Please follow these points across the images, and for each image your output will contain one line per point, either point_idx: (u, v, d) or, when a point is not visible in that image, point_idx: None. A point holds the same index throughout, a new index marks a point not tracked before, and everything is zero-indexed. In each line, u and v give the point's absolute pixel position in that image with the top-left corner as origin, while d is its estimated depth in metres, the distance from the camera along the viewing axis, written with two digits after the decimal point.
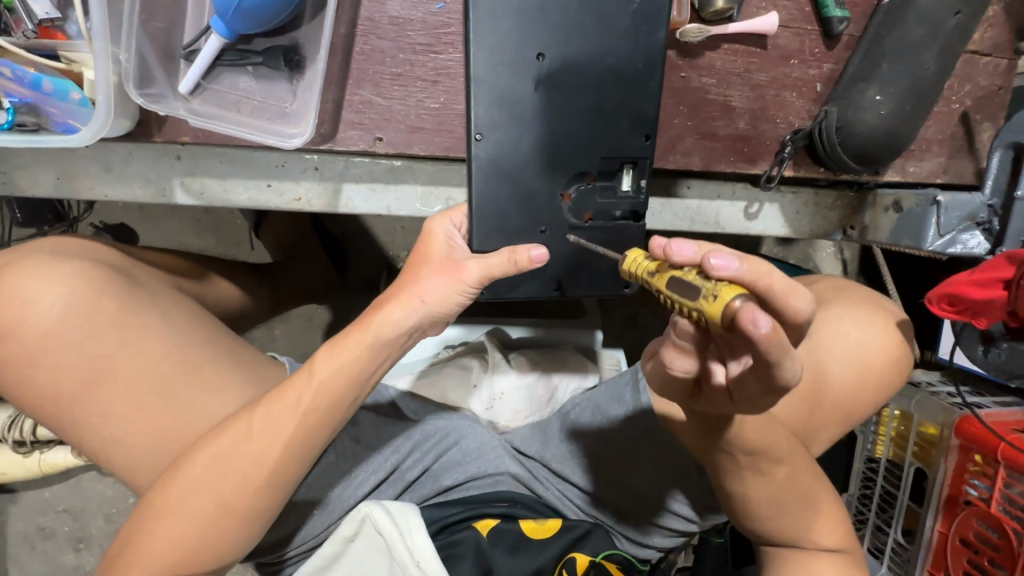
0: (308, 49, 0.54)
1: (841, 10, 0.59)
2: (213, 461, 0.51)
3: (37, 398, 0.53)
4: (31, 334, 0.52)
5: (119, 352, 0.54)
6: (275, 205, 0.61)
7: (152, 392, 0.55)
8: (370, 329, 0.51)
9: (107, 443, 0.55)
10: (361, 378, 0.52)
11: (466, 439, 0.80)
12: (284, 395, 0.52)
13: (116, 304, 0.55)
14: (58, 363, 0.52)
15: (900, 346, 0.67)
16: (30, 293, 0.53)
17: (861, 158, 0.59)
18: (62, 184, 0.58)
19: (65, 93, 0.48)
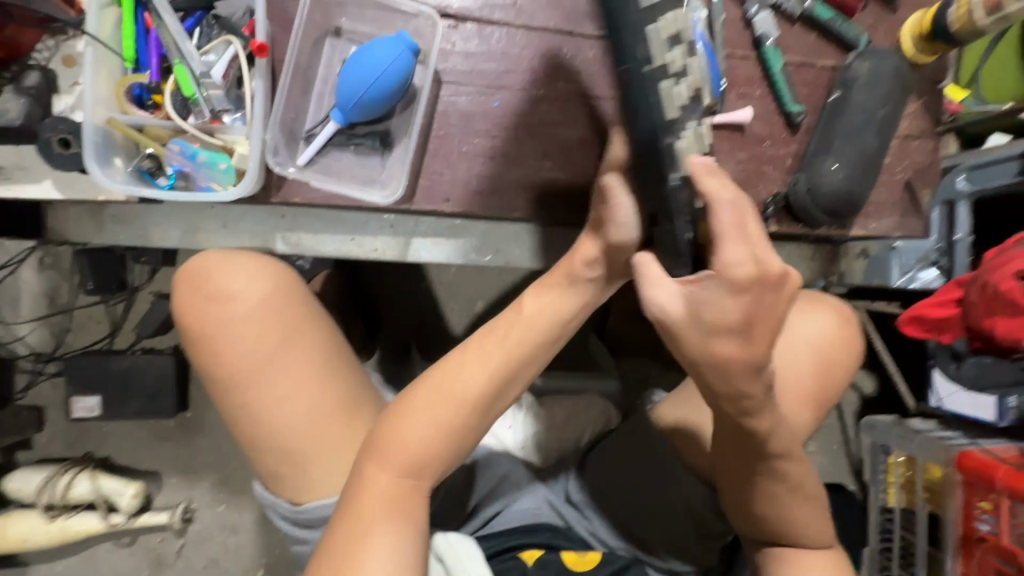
0: (397, 134, 0.70)
1: (797, 106, 0.77)
2: (418, 407, 0.63)
3: (239, 363, 0.62)
4: (236, 314, 0.62)
5: (298, 335, 0.64)
6: (356, 255, 0.74)
7: (334, 363, 0.66)
8: (526, 316, 0.65)
9: (291, 405, 0.63)
10: (521, 359, 0.64)
11: (512, 472, 0.87)
12: (454, 372, 0.63)
13: (304, 299, 0.67)
14: (256, 339, 0.63)
15: (844, 328, 0.81)
16: (246, 273, 0.64)
17: (829, 213, 0.74)
18: (186, 237, 0.71)
19: (214, 163, 0.62)
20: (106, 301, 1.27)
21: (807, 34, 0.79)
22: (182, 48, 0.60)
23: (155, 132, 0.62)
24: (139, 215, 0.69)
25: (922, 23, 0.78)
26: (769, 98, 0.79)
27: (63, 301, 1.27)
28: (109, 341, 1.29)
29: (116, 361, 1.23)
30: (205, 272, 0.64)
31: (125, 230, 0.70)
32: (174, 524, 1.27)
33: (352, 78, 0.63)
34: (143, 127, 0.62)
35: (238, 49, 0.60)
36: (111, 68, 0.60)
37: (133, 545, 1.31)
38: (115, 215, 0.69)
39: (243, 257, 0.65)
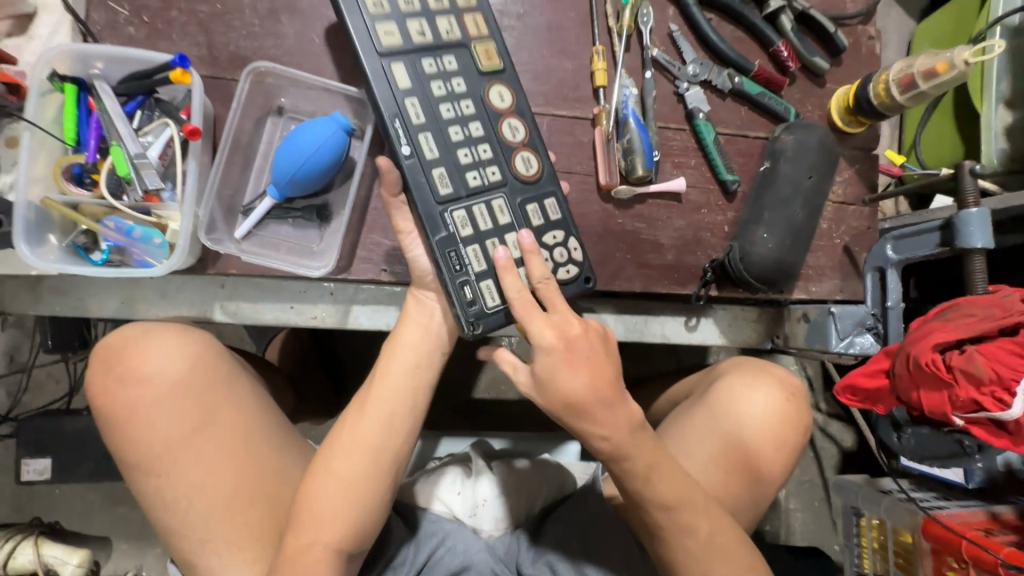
0: (336, 206, 0.71)
1: (731, 175, 0.80)
2: (325, 468, 0.64)
3: (148, 444, 0.62)
4: (152, 392, 0.63)
5: (213, 408, 0.65)
6: (295, 322, 0.74)
7: (245, 433, 0.66)
8: (396, 365, 0.68)
9: (203, 483, 0.63)
10: (411, 403, 0.68)
11: (452, 540, 0.85)
12: (354, 424, 0.66)
13: (220, 371, 0.68)
14: (170, 417, 0.63)
15: (789, 403, 0.81)
16: (157, 350, 0.64)
17: (765, 280, 0.75)
18: (123, 307, 0.71)
19: (149, 238, 0.64)
20: (66, 360, 1.26)
21: (739, 108, 0.82)
22: (119, 132, 0.62)
23: (89, 209, 0.63)
24: (77, 286, 0.70)
25: (847, 97, 0.81)
26: (704, 168, 0.81)
27: (21, 360, 1.26)
28: (67, 400, 1.27)
29: (71, 421, 1.21)
30: (120, 349, 0.64)
31: (63, 301, 0.70)
32: None
33: (286, 157, 0.66)
34: (78, 204, 0.63)
35: (173, 131, 0.62)
36: (52, 149, 0.63)
37: None
38: (53, 286, 0.70)
39: (164, 333, 0.66)
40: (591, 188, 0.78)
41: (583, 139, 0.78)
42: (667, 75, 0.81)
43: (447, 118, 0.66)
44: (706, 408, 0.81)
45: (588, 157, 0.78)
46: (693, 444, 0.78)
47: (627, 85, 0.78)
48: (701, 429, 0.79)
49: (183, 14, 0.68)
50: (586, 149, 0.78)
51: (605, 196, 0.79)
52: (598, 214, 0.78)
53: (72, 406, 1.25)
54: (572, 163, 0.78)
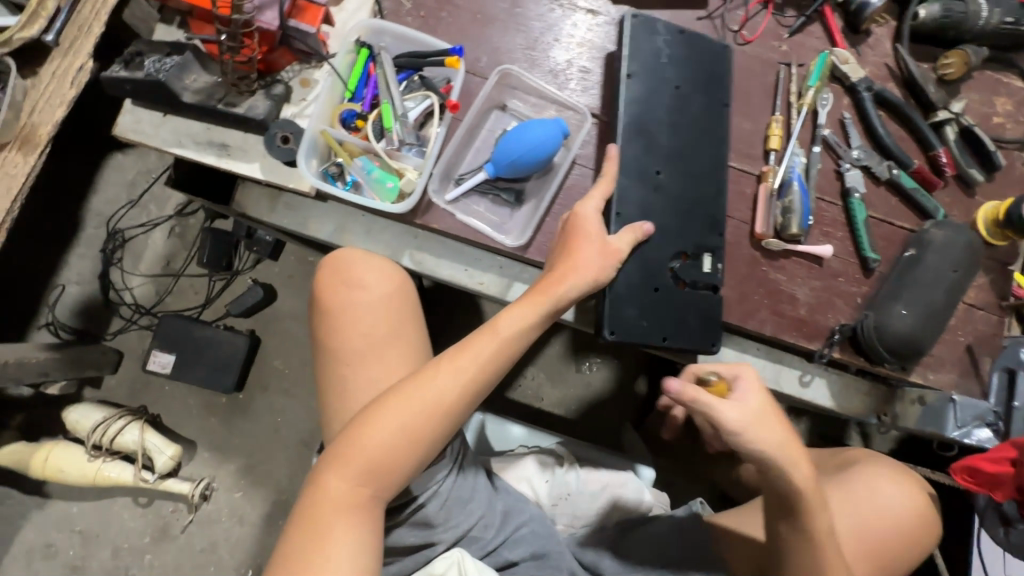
0: (529, 195, 0.83)
1: (874, 253, 0.87)
2: (407, 402, 0.67)
3: (331, 323, 0.73)
4: (362, 302, 0.72)
5: (394, 333, 0.73)
6: (464, 283, 0.85)
7: (389, 344, 0.73)
8: (499, 338, 0.70)
9: (352, 369, 0.72)
10: (485, 378, 0.70)
11: (536, 520, 0.90)
12: (432, 379, 0.68)
13: (409, 298, 0.75)
14: (367, 322, 0.72)
15: (919, 503, 0.85)
16: (368, 264, 0.74)
17: (894, 353, 0.80)
18: (335, 233, 0.84)
19: (386, 181, 0.77)
20: (210, 276, 1.42)
21: (891, 197, 0.90)
22: (391, 92, 0.77)
23: (350, 147, 0.77)
24: (305, 206, 0.84)
25: (997, 212, 0.87)
26: (848, 242, 0.89)
27: (173, 267, 1.43)
28: (198, 311, 1.42)
29: (201, 329, 1.35)
30: (345, 258, 0.75)
31: (291, 216, 0.84)
32: (192, 496, 1.31)
33: (511, 144, 0.78)
34: (343, 142, 0.77)
35: (435, 101, 0.77)
36: (335, 93, 0.78)
37: (147, 506, 1.34)
38: (288, 203, 0.84)
39: (376, 257, 0.75)
40: (744, 234, 0.87)
41: (746, 191, 0.88)
42: (831, 153, 0.90)
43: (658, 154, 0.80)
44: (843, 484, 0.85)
45: (747, 207, 0.87)
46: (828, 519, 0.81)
47: (798, 154, 0.87)
48: (844, 508, 0.82)
49: (451, 18, 0.85)
50: (747, 199, 0.88)
51: (755, 244, 0.87)
52: (746, 258, 0.87)
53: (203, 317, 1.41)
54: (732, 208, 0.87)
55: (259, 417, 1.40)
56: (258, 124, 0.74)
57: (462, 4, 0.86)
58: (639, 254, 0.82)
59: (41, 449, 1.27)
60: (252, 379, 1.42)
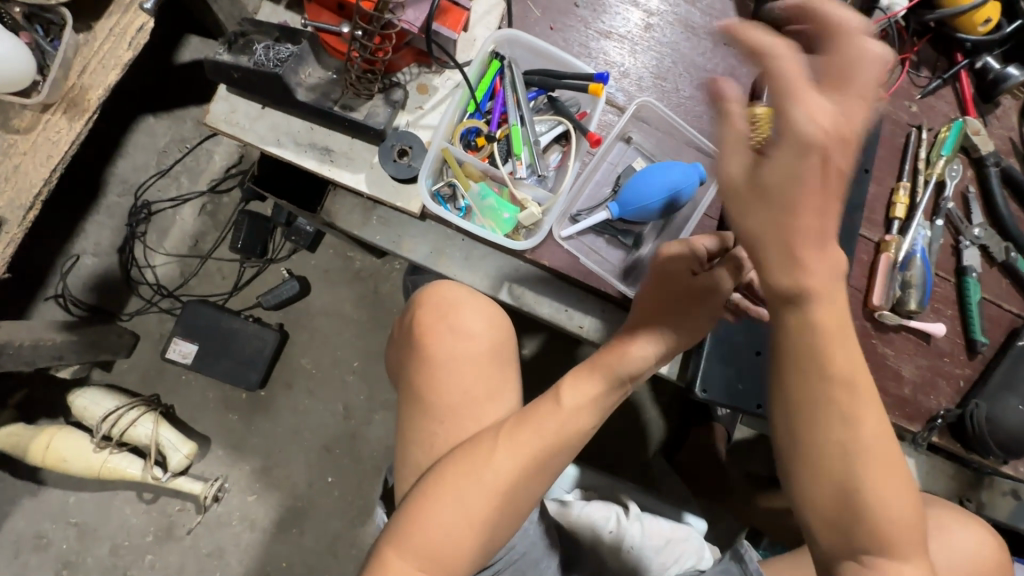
0: (646, 239, 0.77)
1: (983, 337, 0.84)
2: (487, 467, 0.59)
3: (426, 369, 0.67)
4: (467, 350, 0.67)
5: (487, 396, 0.66)
6: (563, 325, 0.78)
7: (481, 401, 0.66)
8: (560, 414, 0.62)
9: (439, 421, 0.65)
10: (549, 459, 0.61)
11: None
12: (496, 455, 0.60)
13: (509, 352, 0.70)
14: (461, 368, 0.66)
15: (992, 551, 0.76)
16: (470, 308, 0.68)
17: (1001, 446, 0.78)
18: (430, 257, 0.76)
19: (504, 211, 0.71)
20: (241, 262, 1.32)
21: (1002, 278, 0.87)
22: (522, 115, 0.70)
23: (469, 169, 0.70)
24: (401, 224, 0.76)
25: None
26: (955, 321, 0.86)
27: (202, 247, 1.32)
28: (225, 298, 1.32)
29: (230, 319, 1.26)
30: (447, 296, 0.69)
31: (383, 232, 0.76)
32: (204, 498, 1.22)
33: (644, 185, 0.71)
34: (462, 162, 0.70)
35: (570, 131, 0.70)
36: (458, 107, 0.70)
37: (153, 503, 1.25)
38: (382, 218, 0.76)
39: (484, 301, 0.69)
40: (857, 302, 0.83)
41: (863, 257, 0.84)
42: (950, 227, 0.87)
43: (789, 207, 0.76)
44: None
45: (863, 274, 0.83)
46: None
47: (922, 226, 0.83)
48: None
49: (579, 35, 0.79)
50: (863, 266, 0.83)
51: (867, 314, 0.83)
52: (857, 329, 0.82)
53: (230, 305, 1.30)
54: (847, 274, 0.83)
55: (282, 418, 1.32)
56: (374, 132, 0.66)
57: (592, 23, 0.79)
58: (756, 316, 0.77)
59: (42, 435, 1.16)
60: (277, 376, 1.33)
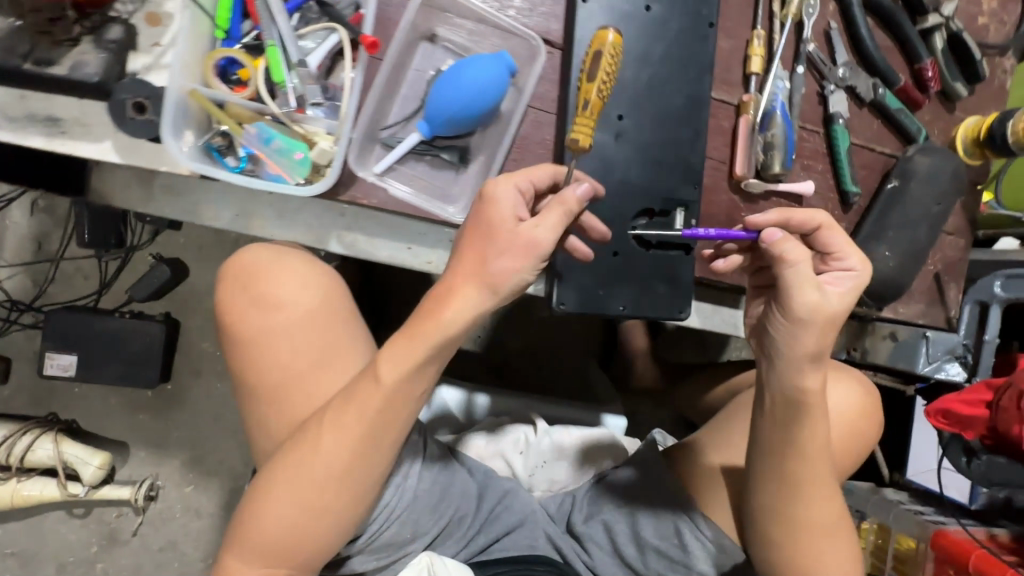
0: (475, 151, 0.68)
1: (855, 186, 0.80)
2: (314, 455, 0.55)
3: (244, 359, 0.59)
4: (280, 326, 0.58)
5: (319, 365, 0.58)
6: (409, 264, 0.72)
7: (310, 374, 0.58)
8: (377, 384, 0.54)
9: (268, 408, 0.58)
10: (383, 437, 0.56)
11: (512, 500, 0.88)
12: (322, 446, 0.55)
13: (340, 308, 0.61)
14: (280, 347, 0.58)
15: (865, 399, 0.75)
16: (275, 280, 0.59)
17: (873, 296, 0.76)
18: (237, 220, 0.67)
19: (292, 151, 0.60)
20: (99, 256, 1.19)
21: (874, 119, 0.82)
22: (280, 30, 0.57)
23: (235, 110, 0.58)
24: (191, 189, 0.65)
25: (978, 129, 0.82)
26: (828, 175, 0.81)
27: (48, 249, 1.18)
28: (94, 299, 1.21)
29: (103, 320, 1.16)
30: (249, 268, 0.60)
31: (172, 203, 0.66)
32: (135, 500, 1.19)
33: (447, 91, 0.62)
34: (223, 103, 0.58)
35: (341, 39, 0.57)
36: (201, 35, 0.57)
37: (86, 517, 1.22)
38: (167, 185, 0.65)
39: (300, 265, 0.61)
40: (722, 175, 0.77)
41: (723, 124, 0.77)
42: (815, 72, 0.80)
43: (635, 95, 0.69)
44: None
45: (725, 143, 0.77)
46: None
47: (780, 77, 0.76)
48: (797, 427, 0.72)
49: None
50: (725, 134, 0.77)
51: (735, 186, 0.77)
52: (726, 203, 0.77)
53: (101, 306, 1.19)
54: (709, 146, 0.76)
55: (196, 407, 1.26)
56: (94, 87, 0.54)
57: None
58: (608, 212, 0.71)
59: None
60: (179, 367, 1.26)
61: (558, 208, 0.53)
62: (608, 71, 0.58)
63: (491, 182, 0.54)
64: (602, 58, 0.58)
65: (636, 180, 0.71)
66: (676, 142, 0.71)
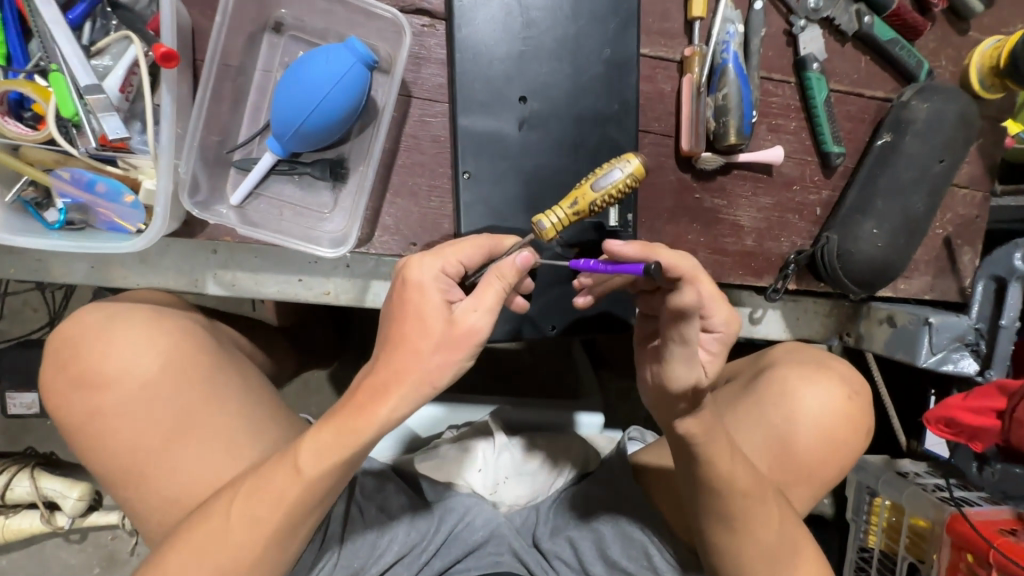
0: (353, 161, 0.57)
1: (837, 146, 0.65)
2: (209, 547, 0.46)
3: (103, 439, 0.50)
4: (138, 395, 0.50)
5: (190, 441, 0.50)
6: (303, 298, 0.62)
7: (185, 447, 0.50)
8: (287, 465, 0.46)
9: (148, 490, 0.50)
10: (302, 521, 0.48)
11: (472, 517, 0.72)
12: (231, 537, 0.46)
13: (208, 366, 0.53)
14: (141, 421, 0.50)
15: (850, 403, 0.61)
16: (124, 345, 0.51)
17: (860, 282, 0.63)
18: (94, 272, 0.59)
19: (118, 194, 0.50)
20: None
21: (859, 57, 0.66)
22: (64, 49, 0.46)
23: (35, 155, 0.49)
24: None
25: (997, 53, 0.64)
26: (804, 134, 0.66)
27: None
28: None
29: None
30: (87, 334, 0.51)
31: (20, 260, 0.58)
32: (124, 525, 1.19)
33: (293, 97, 0.50)
34: (18, 148, 0.49)
35: (139, 53, 0.46)
36: None
37: (83, 542, 1.21)
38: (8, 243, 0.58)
39: (151, 326, 0.52)
40: (668, 152, 0.64)
41: (662, 88, 0.63)
42: (778, 6, 0.64)
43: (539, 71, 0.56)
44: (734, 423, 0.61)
45: (668, 112, 0.63)
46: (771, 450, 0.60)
47: (732, 19, 0.61)
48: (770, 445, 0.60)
49: None
50: (666, 100, 0.63)
51: (684, 163, 0.64)
52: (672, 186, 0.64)
53: None
54: (648, 118, 0.63)
55: None
56: None
57: None
58: (524, 221, 0.57)
59: None
60: None
61: (497, 283, 0.45)
62: (614, 199, 0.47)
63: (414, 267, 0.46)
64: (621, 180, 0.47)
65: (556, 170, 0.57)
66: (600, 117, 0.57)
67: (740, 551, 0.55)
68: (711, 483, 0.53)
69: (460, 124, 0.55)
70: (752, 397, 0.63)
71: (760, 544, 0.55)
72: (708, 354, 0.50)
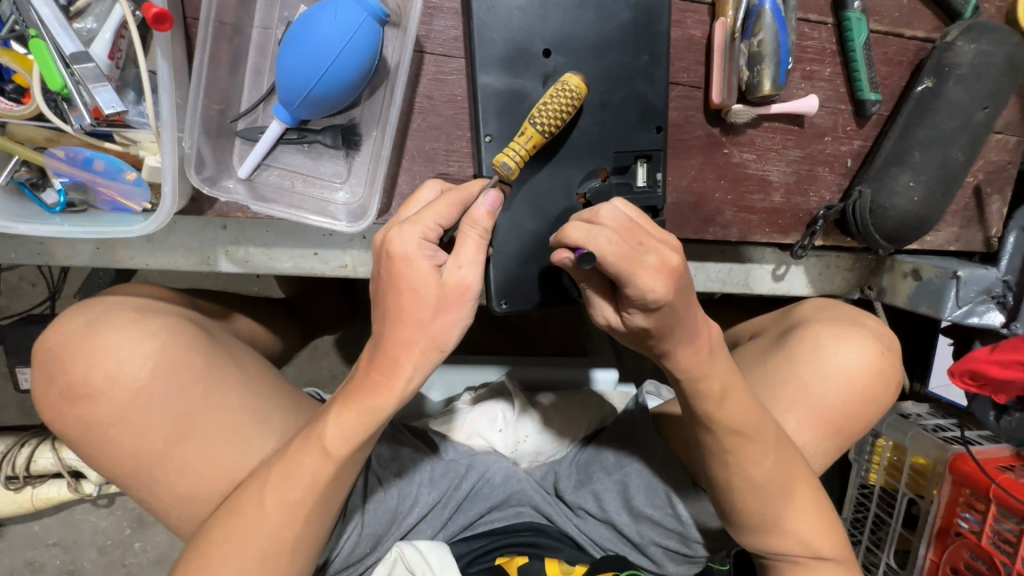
0: (366, 126, 0.53)
1: (874, 93, 0.61)
2: (248, 530, 0.47)
3: (109, 448, 0.49)
4: (139, 399, 0.49)
5: (194, 442, 0.50)
6: (320, 272, 0.60)
7: (202, 443, 0.50)
8: (310, 446, 0.47)
9: (168, 487, 0.50)
10: (333, 496, 0.49)
11: (492, 472, 0.73)
12: (266, 520, 0.47)
13: (204, 360, 0.52)
14: (147, 424, 0.49)
15: (881, 362, 0.63)
16: (118, 348, 0.49)
17: (890, 236, 0.62)
18: (100, 254, 0.57)
19: (118, 171, 0.46)
20: None
21: None
22: (40, 10, 0.42)
23: (25, 133, 0.46)
24: None
25: None
26: (838, 80, 0.62)
27: None
28: None
29: None
30: (77, 339, 0.49)
31: (19, 243, 0.56)
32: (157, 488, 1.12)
33: (300, 58, 0.46)
34: (5, 125, 0.45)
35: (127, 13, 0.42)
36: None
37: (114, 505, 1.11)
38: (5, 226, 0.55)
39: (141, 323, 0.51)
40: (696, 105, 0.60)
41: (691, 34, 0.59)
42: None
43: (564, 22, 0.52)
44: (767, 379, 0.62)
45: (697, 61, 0.59)
46: (800, 409, 0.61)
47: None
48: (800, 400, 0.61)
49: None
50: (696, 47, 0.59)
51: (713, 116, 0.61)
52: (700, 142, 0.61)
53: None
54: (676, 68, 0.59)
55: None
56: None
57: None
58: (549, 185, 0.54)
59: None
60: None
61: (472, 232, 0.44)
62: (561, 117, 0.47)
63: (396, 238, 0.43)
64: (559, 99, 0.48)
65: (580, 132, 0.54)
66: (627, 71, 0.54)
67: (748, 503, 0.56)
68: (736, 439, 0.53)
69: (480, 82, 0.51)
70: (775, 353, 0.64)
71: (776, 499, 0.56)
72: (632, 315, 0.44)
